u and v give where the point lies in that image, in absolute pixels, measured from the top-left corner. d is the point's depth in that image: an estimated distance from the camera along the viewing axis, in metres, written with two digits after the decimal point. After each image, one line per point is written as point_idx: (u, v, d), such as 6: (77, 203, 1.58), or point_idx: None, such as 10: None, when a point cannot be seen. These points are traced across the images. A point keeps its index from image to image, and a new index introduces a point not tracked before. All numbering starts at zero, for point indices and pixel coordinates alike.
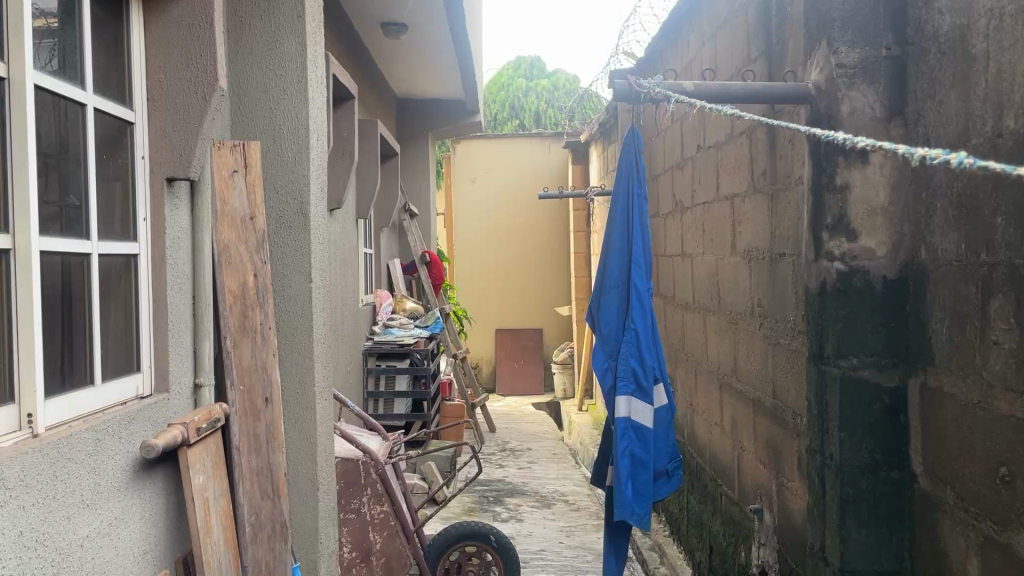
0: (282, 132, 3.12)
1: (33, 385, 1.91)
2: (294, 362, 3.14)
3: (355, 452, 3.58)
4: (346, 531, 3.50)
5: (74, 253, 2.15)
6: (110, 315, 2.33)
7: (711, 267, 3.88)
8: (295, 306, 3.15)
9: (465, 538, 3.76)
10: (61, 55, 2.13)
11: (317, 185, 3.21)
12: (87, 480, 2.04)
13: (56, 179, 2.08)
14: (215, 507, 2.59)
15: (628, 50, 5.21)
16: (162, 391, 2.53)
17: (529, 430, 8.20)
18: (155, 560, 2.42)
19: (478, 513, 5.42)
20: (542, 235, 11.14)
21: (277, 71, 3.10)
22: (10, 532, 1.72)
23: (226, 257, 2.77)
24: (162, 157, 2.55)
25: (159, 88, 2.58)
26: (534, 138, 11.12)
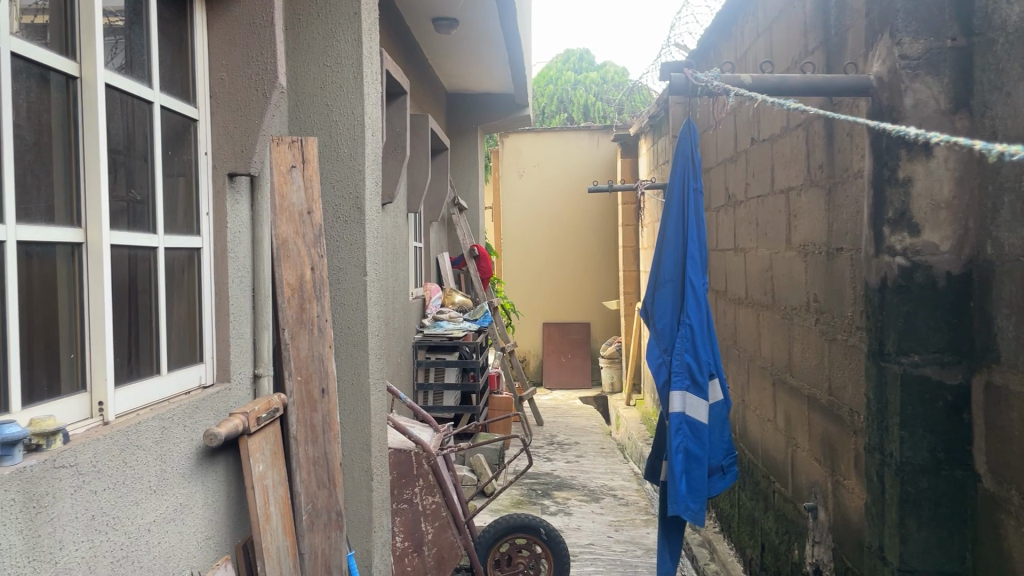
0: (339, 128, 3.17)
1: (104, 376, 1.98)
2: (349, 354, 3.19)
3: (407, 443, 3.62)
4: (399, 521, 3.54)
5: (142, 247, 2.22)
6: (175, 308, 2.40)
7: (765, 263, 3.83)
8: (350, 299, 3.20)
9: (515, 531, 3.78)
10: (129, 55, 2.20)
11: (372, 180, 3.26)
12: (154, 467, 2.11)
13: (123, 174, 2.14)
14: (274, 495, 2.65)
15: (680, 43, 5.16)
16: (224, 381, 2.60)
17: (577, 424, 8.20)
18: (217, 544, 2.49)
19: (527, 506, 5.45)
20: (590, 229, 11.11)
21: (334, 67, 3.15)
22: (83, 516, 1.78)
23: (285, 251, 2.84)
24: (224, 153, 2.62)
25: (222, 85, 2.64)
26: (583, 132, 11.07)
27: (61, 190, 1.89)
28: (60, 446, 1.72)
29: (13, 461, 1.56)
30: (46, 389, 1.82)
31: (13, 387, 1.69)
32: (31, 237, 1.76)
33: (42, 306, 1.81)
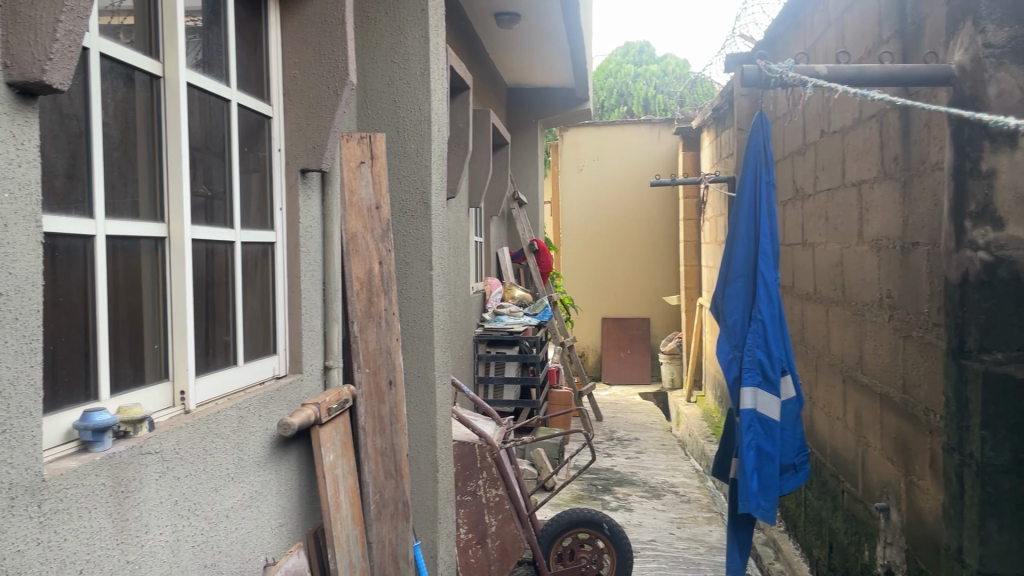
0: (405, 125, 3.21)
1: (185, 367, 2.04)
2: (415, 347, 3.24)
3: (471, 436, 3.66)
4: (463, 513, 3.57)
5: (220, 241, 2.28)
6: (250, 300, 2.47)
7: (835, 257, 3.76)
8: (416, 292, 3.25)
9: (579, 524, 3.78)
10: (207, 54, 2.26)
11: (438, 174, 3.29)
12: (232, 454, 2.17)
13: (202, 171, 2.21)
14: (344, 484, 2.70)
15: (746, 33, 5.08)
16: (296, 373, 2.67)
17: (637, 420, 8.15)
18: (290, 532, 2.55)
19: (587, 501, 5.45)
20: (652, 223, 11.01)
21: (401, 64, 3.18)
22: (166, 501, 1.84)
23: (354, 245, 2.90)
24: (297, 149, 2.68)
25: (294, 83, 2.70)
26: (644, 126, 10.98)
27: (146, 187, 1.96)
28: (146, 434, 1.78)
29: (103, 447, 1.63)
30: (131, 378, 1.89)
31: (101, 377, 1.75)
32: (118, 232, 1.82)
33: (128, 300, 1.88)
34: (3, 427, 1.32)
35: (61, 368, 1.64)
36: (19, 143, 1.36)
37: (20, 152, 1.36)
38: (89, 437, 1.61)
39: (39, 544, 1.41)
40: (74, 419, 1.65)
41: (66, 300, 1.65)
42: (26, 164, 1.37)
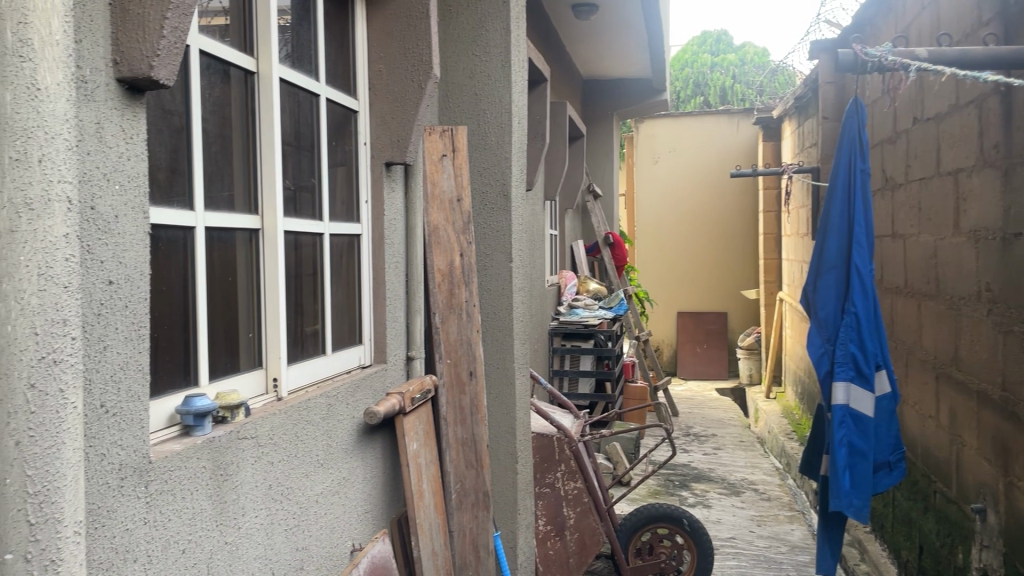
0: (487, 117, 3.23)
1: (277, 355, 2.10)
2: (495, 339, 3.27)
3: (550, 428, 3.66)
4: (541, 505, 3.57)
5: (309, 233, 2.34)
6: (337, 291, 2.52)
7: (928, 249, 3.62)
8: (496, 284, 3.27)
9: (657, 519, 3.75)
10: (297, 51, 2.31)
11: (519, 167, 3.30)
12: (321, 441, 2.22)
13: (292, 166, 2.27)
14: (427, 473, 2.74)
15: (831, 19, 4.93)
16: (380, 362, 2.72)
17: (714, 416, 8.02)
18: (374, 519, 2.60)
19: (665, 497, 5.39)
20: (729, 216, 10.80)
21: (483, 56, 3.20)
22: (261, 485, 1.89)
23: (435, 237, 2.94)
24: (382, 143, 2.72)
25: (380, 77, 2.74)
26: (723, 116, 10.75)
27: (241, 181, 2.02)
28: (242, 419, 1.83)
29: (203, 431, 1.69)
30: (228, 366, 1.95)
31: (201, 363, 1.81)
32: (216, 224, 1.88)
33: (224, 289, 1.93)
34: (113, 409, 1.38)
35: (164, 355, 1.70)
36: (128, 138, 1.41)
37: (129, 147, 1.41)
38: (190, 421, 1.67)
39: (146, 524, 1.46)
40: (176, 404, 1.71)
41: (168, 289, 1.71)
42: (135, 158, 1.42)
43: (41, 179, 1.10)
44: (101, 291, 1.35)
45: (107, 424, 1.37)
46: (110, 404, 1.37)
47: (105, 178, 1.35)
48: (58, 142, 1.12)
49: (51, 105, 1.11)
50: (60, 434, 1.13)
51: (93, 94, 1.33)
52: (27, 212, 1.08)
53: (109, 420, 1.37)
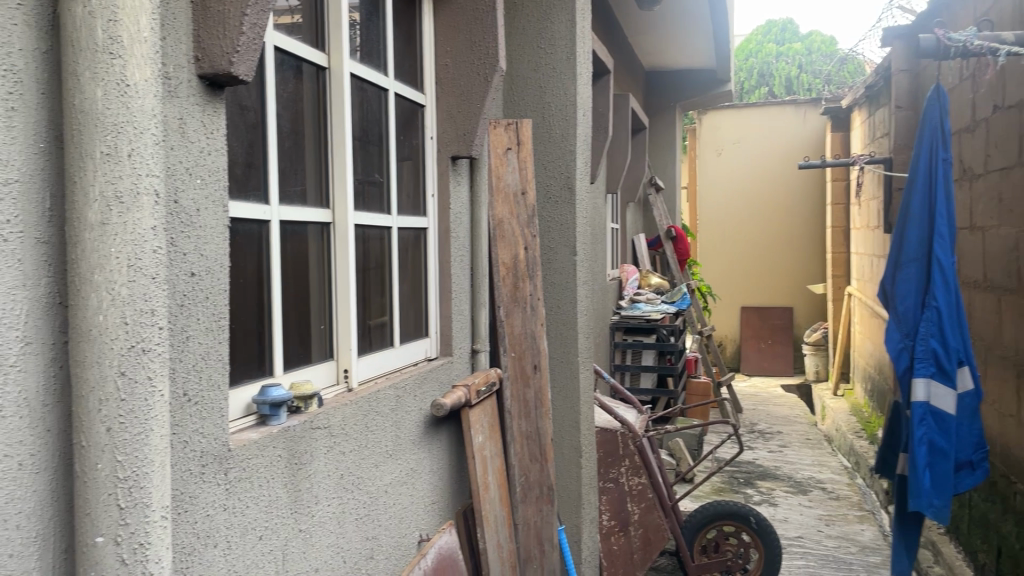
0: (551, 110, 3.22)
1: (348, 347, 2.13)
2: (559, 333, 3.27)
3: (614, 423, 3.63)
4: (605, 500, 3.55)
5: (378, 226, 2.36)
6: (404, 283, 2.55)
7: (1010, 242, 3.48)
8: (560, 278, 3.26)
9: (723, 516, 3.68)
10: (367, 46, 2.34)
11: (584, 160, 3.28)
12: (390, 432, 2.25)
13: (361, 161, 2.29)
14: (492, 465, 2.75)
15: (905, 5, 4.77)
16: (446, 355, 2.74)
17: (780, 413, 7.87)
18: (440, 510, 2.62)
19: (729, 494, 5.31)
20: (795, 208, 10.57)
21: (548, 48, 3.18)
22: (334, 473, 1.92)
23: (500, 231, 2.94)
24: (448, 137, 2.74)
25: (446, 71, 2.75)
26: (788, 106, 10.53)
27: (313, 175, 2.05)
28: (315, 409, 1.87)
29: (279, 420, 1.72)
30: (301, 356, 1.99)
31: (276, 354, 1.85)
32: (291, 218, 1.91)
33: (297, 282, 1.97)
34: (195, 398, 1.42)
35: (240, 345, 1.74)
36: (209, 132, 1.44)
37: (210, 141, 1.44)
38: (267, 410, 1.71)
39: (225, 510, 1.50)
40: (253, 393, 1.75)
41: (245, 281, 1.75)
42: (216, 152, 1.46)
43: (131, 173, 1.13)
44: (184, 282, 1.39)
45: (190, 412, 1.40)
46: (192, 393, 1.41)
47: (188, 172, 1.39)
48: (147, 137, 1.16)
49: (141, 101, 1.14)
50: (149, 421, 1.16)
51: (176, 91, 1.36)
52: (117, 204, 1.12)
53: (192, 409, 1.41)
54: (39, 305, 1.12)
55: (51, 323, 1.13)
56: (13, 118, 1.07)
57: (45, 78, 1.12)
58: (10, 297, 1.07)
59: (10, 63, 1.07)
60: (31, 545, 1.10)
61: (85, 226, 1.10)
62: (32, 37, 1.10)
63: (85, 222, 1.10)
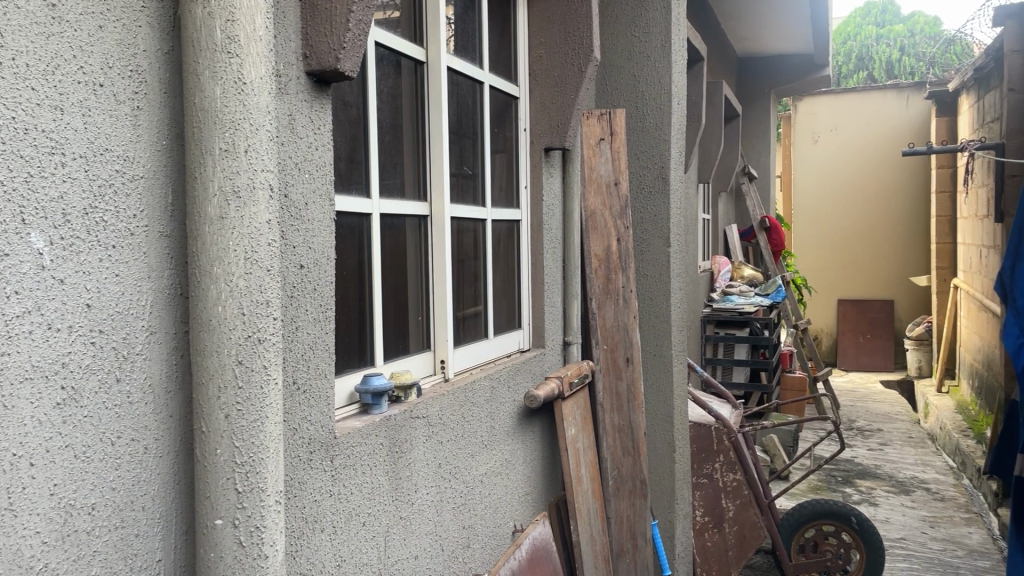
0: (645, 99, 3.17)
1: (445, 338, 2.16)
2: (652, 326, 3.23)
3: (708, 418, 3.58)
4: (698, 496, 3.49)
5: (473, 218, 2.38)
6: (498, 275, 2.57)
7: None
8: (654, 270, 3.22)
9: (823, 516, 3.58)
10: (464, 39, 2.36)
11: (679, 149, 3.23)
12: (485, 423, 2.27)
13: (457, 154, 2.31)
14: (585, 458, 2.75)
15: None
16: (539, 347, 2.74)
17: (880, 410, 7.59)
18: (534, 502, 2.63)
19: (827, 492, 5.15)
20: (897, 196, 10.14)
21: (642, 37, 3.15)
22: (432, 462, 1.95)
23: (592, 222, 2.93)
24: (542, 129, 2.73)
25: (540, 62, 2.75)
26: (890, 91, 10.12)
27: (411, 169, 2.08)
28: (415, 399, 1.89)
29: (381, 409, 1.76)
30: (400, 347, 2.03)
31: (376, 345, 1.89)
32: (391, 211, 1.95)
33: (396, 274, 2.00)
34: (303, 386, 1.46)
35: (344, 337, 1.78)
36: (317, 128, 1.48)
37: (317, 136, 1.48)
38: (369, 399, 1.75)
39: (332, 496, 1.54)
40: (355, 383, 1.79)
41: (348, 274, 1.79)
42: (322, 147, 1.49)
43: (247, 168, 1.17)
44: (294, 274, 1.43)
45: (299, 401, 1.44)
46: (300, 381, 1.45)
47: (297, 167, 1.42)
48: (262, 133, 1.19)
49: (257, 98, 1.18)
50: (264, 409, 1.20)
51: (286, 88, 1.40)
52: (235, 199, 1.15)
53: (301, 397, 1.45)
54: (162, 296, 1.17)
55: (173, 314, 1.18)
56: (139, 116, 1.12)
57: (167, 78, 1.17)
58: (136, 289, 1.12)
59: (135, 65, 1.12)
60: (156, 525, 1.15)
61: (205, 220, 1.14)
62: (155, 38, 1.15)
63: (205, 216, 1.14)
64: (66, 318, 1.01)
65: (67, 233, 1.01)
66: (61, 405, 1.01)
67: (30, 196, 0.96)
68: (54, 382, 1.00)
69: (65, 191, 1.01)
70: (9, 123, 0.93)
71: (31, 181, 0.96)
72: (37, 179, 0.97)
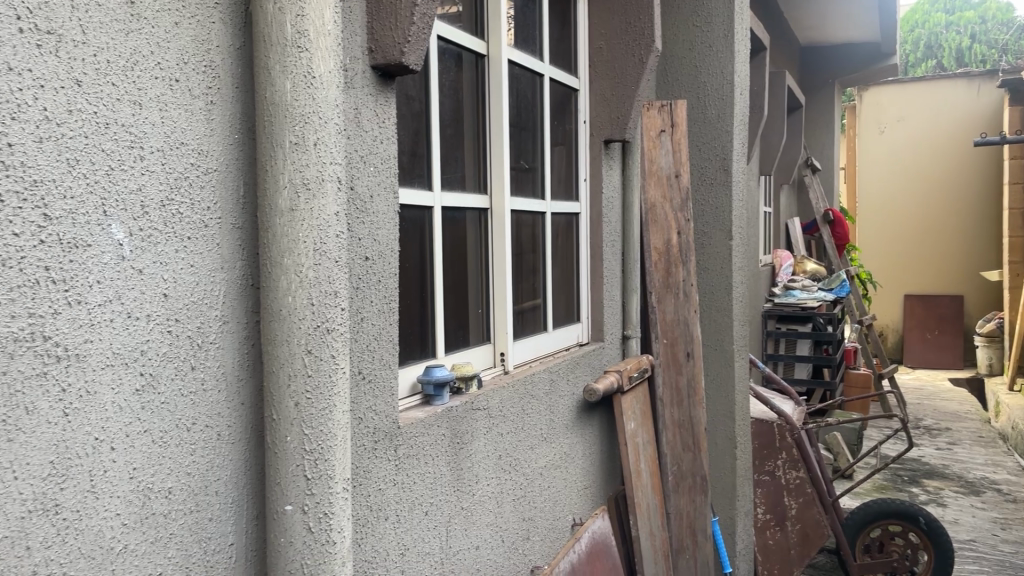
0: (707, 90, 3.13)
1: (504, 331, 2.17)
2: (713, 319, 3.19)
3: (770, 415, 3.53)
4: (761, 493, 3.45)
5: (533, 211, 2.38)
6: (557, 268, 2.56)
7: None
8: (715, 263, 3.17)
9: (889, 515, 3.49)
10: (525, 32, 2.36)
11: (741, 140, 3.18)
12: (545, 416, 2.27)
13: (517, 147, 2.31)
14: (644, 452, 2.73)
15: None
16: (598, 340, 2.73)
17: (949, 409, 7.37)
18: (593, 496, 2.62)
19: (892, 492, 5.03)
20: (967, 187, 9.76)
21: (704, 27, 3.10)
22: (492, 454, 1.96)
23: (652, 215, 2.88)
24: (602, 121, 2.72)
25: (601, 54, 2.73)
26: (960, 80, 9.81)
27: (471, 162, 2.09)
28: (476, 390, 1.91)
29: (442, 401, 1.77)
30: (461, 339, 2.04)
31: (438, 337, 1.91)
32: (452, 203, 1.96)
33: (457, 265, 2.01)
34: (369, 376, 1.48)
35: (405, 329, 1.80)
36: (381, 121, 1.49)
37: (382, 130, 1.49)
38: (431, 391, 1.76)
39: (395, 485, 1.56)
40: (418, 374, 1.81)
41: (410, 266, 1.80)
42: (387, 141, 1.51)
43: (316, 161, 1.18)
44: (360, 266, 1.45)
45: (364, 390, 1.46)
46: (366, 371, 1.47)
47: (363, 161, 1.44)
48: (331, 127, 1.21)
49: (325, 92, 1.19)
50: (332, 397, 1.22)
51: (352, 82, 1.42)
52: (304, 191, 1.18)
53: (366, 387, 1.47)
54: (234, 287, 1.19)
55: (245, 304, 1.21)
56: (213, 111, 1.15)
57: (239, 73, 1.20)
58: (210, 279, 1.15)
59: (209, 60, 1.14)
60: (229, 509, 1.18)
61: (276, 212, 1.17)
62: (228, 34, 1.18)
63: (276, 208, 1.17)
64: (144, 307, 1.05)
65: (145, 224, 1.04)
66: (140, 391, 1.04)
67: (111, 188, 0.99)
68: (133, 369, 1.03)
69: (143, 183, 1.04)
70: (91, 118, 0.96)
71: (111, 174, 0.99)
72: (117, 171, 1.00)
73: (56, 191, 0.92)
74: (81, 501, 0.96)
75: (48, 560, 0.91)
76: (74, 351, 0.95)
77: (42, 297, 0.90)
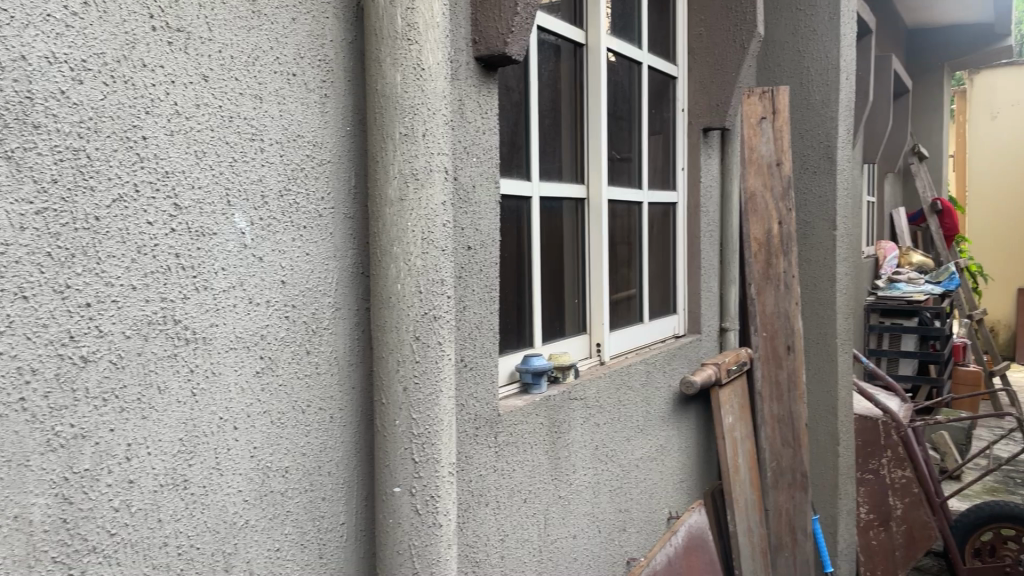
0: (810, 75, 3.04)
1: (601, 321, 2.16)
2: (815, 311, 3.10)
3: (873, 412, 3.41)
4: (863, 492, 3.34)
5: (631, 201, 2.36)
6: (654, 258, 2.54)
7: None
8: (817, 254, 3.09)
9: (1002, 519, 3.32)
10: (624, 19, 2.34)
11: (846, 127, 3.07)
12: (641, 408, 2.26)
13: (615, 137, 2.30)
14: (742, 447, 2.68)
15: None
16: (694, 332, 2.70)
17: None
18: (688, 489, 2.59)
19: (1005, 495, 4.78)
20: None
21: (808, 10, 3.01)
22: (589, 444, 1.96)
23: (752, 205, 2.83)
24: (700, 108, 2.67)
25: (700, 41, 2.69)
26: None
27: (569, 152, 2.09)
28: (573, 380, 1.91)
29: (540, 390, 1.78)
30: (557, 329, 2.05)
31: (536, 327, 1.92)
32: (550, 193, 1.97)
33: (554, 256, 2.02)
34: (471, 364, 1.50)
35: (504, 318, 1.81)
36: (484, 112, 1.51)
37: (485, 121, 1.51)
38: (529, 379, 1.77)
39: (496, 471, 1.58)
40: (516, 362, 1.82)
41: (509, 256, 1.82)
42: (489, 131, 1.52)
43: (425, 151, 1.21)
44: (463, 255, 1.47)
45: (467, 377, 1.49)
46: (468, 359, 1.49)
47: (466, 151, 1.46)
48: (438, 117, 1.23)
49: (433, 84, 1.21)
50: (439, 383, 1.24)
51: (457, 73, 1.43)
52: (413, 181, 1.20)
53: (469, 374, 1.49)
54: (346, 275, 1.23)
55: (356, 291, 1.25)
56: (327, 104, 1.19)
57: (350, 66, 1.23)
58: (324, 267, 1.19)
59: (323, 54, 1.18)
60: (339, 490, 1.22)
61: (387, 203, 1.20)
62: (340, 28, 1.21)
63: (386, 198, 1.20)
64: (264, 293, 1.09)
65: (265, 214, 1.09)
66: (260, 372, 1.09)
67: (234, 178, 1.04)
68: (255, 351, 1.08)
69: (263, 174, 1.08)
70: (217, 111, 1.01)
71: (235, 165, 1.04)
72: (240, 163, 1.05)
73: (186, 182, 0.97)
74: (208, 477, 1.01)
75: (178, 532, 0.97)
76: (201, 334, 0.99)
77: (173, 282, 0.95)
